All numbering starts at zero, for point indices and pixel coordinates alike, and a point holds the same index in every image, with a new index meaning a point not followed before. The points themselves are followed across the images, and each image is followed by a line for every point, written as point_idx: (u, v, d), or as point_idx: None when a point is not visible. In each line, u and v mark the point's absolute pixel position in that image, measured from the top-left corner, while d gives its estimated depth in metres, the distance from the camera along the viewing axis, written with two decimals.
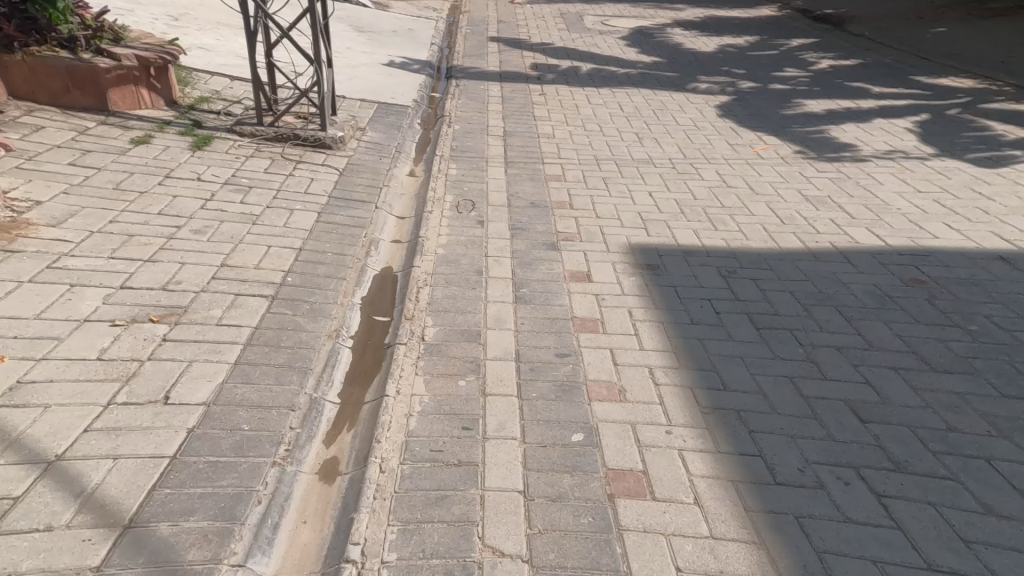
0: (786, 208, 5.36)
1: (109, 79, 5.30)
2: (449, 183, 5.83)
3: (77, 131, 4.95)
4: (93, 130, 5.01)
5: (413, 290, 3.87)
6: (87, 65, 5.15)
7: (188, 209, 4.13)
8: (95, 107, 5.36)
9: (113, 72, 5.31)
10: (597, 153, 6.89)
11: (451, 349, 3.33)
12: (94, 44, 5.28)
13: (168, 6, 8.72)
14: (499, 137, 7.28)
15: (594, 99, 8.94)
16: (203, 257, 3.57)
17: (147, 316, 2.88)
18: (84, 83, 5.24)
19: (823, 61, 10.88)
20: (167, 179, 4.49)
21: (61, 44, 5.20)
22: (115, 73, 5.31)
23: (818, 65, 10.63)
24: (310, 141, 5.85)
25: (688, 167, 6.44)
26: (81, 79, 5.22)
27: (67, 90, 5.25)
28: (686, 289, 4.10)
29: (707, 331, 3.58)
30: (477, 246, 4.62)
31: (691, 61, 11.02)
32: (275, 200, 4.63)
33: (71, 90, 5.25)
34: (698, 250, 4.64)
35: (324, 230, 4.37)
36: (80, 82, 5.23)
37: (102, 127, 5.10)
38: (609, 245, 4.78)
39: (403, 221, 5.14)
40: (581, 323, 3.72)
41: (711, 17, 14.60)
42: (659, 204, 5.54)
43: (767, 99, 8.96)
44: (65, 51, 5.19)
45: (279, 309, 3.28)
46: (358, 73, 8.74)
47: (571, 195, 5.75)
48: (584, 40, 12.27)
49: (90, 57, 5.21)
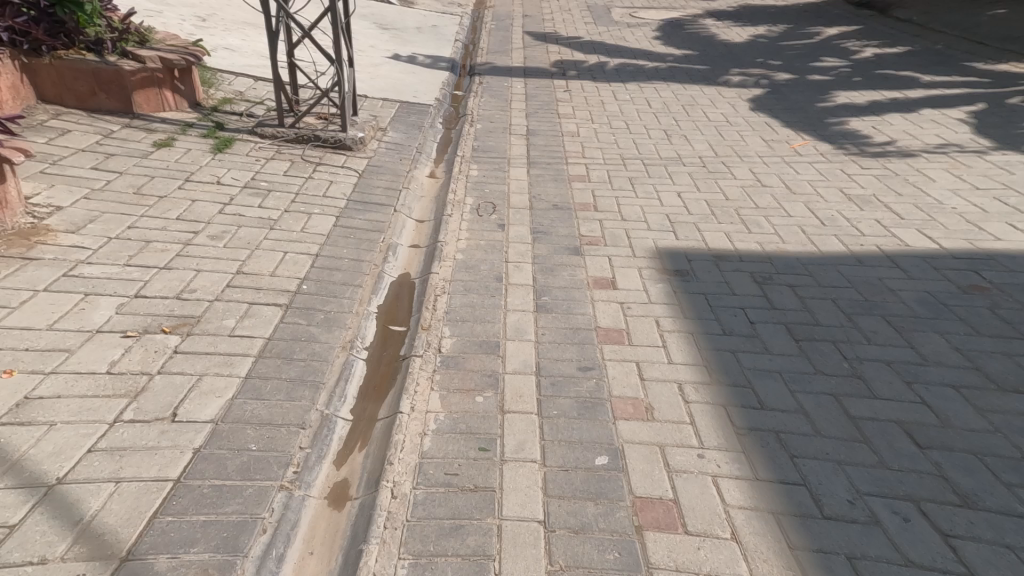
0: (827, 208, 5.06)
1: (134, 82, 5.33)
2: (470, 184, 5.71)
3: (102, 135, 4.98)
4: (117, 134, 5.04)
5: (431, 299, 3.77)
6: (112, 68, 5.20)
7: (207, 213, 4.09)
8: (120, 111, 5.41)
9: (138, 75, 5.33)
10: (623, 152, 6.66)
11: (468, 362, 3.21)
12: (120, 47, 5.32)
13: (196, 7, 8.80)
14: (522, 136, 7.12)
15: (620, 95, 8.68)
16: (219, 263, 3.52)
17: (159, 326, 2.83)
18: (110, 86, 5.28)
19: (866, 50, 10.34)
20: (187, 183, 4.46)
21: (89, 47, 5.25)
22: (139, 76, 5.34)
23: (861, 54, 10.12)
24: (331, 143, 5.79)
25: (720, 165, 6.16)
26: (107, 83, 5.27)
27: (94, 94, 5.29)
28: (716, 296, 3.87)
29: (741, 343, 3.34)
30: (497, 251, 4.48)
31: (723, 53, 10.63)
32: (293, 203, 4.57)
33: (98, 93, 5.30)
34: (729, 255, 4.40)
35: (342, 235, 4.30)
36: (106, 85, 5.27)
37: (126, 131, 5.12)
38: (635, 250, 4.58)
39: (422, 224, 5.03)
40: (605, 333, 3.54)
41: (744, 7, 14.09)
42: (689, 205, 5.29)
43: (804, 91, 8.55)
44: (92, 55, 5.24)
45: (293, 318, 3.23)
46: (380, 72, 8.68)
47: (595, 196, 5.55)
48: (612, 34, 11.97)
49: (116, 61, 5.26)
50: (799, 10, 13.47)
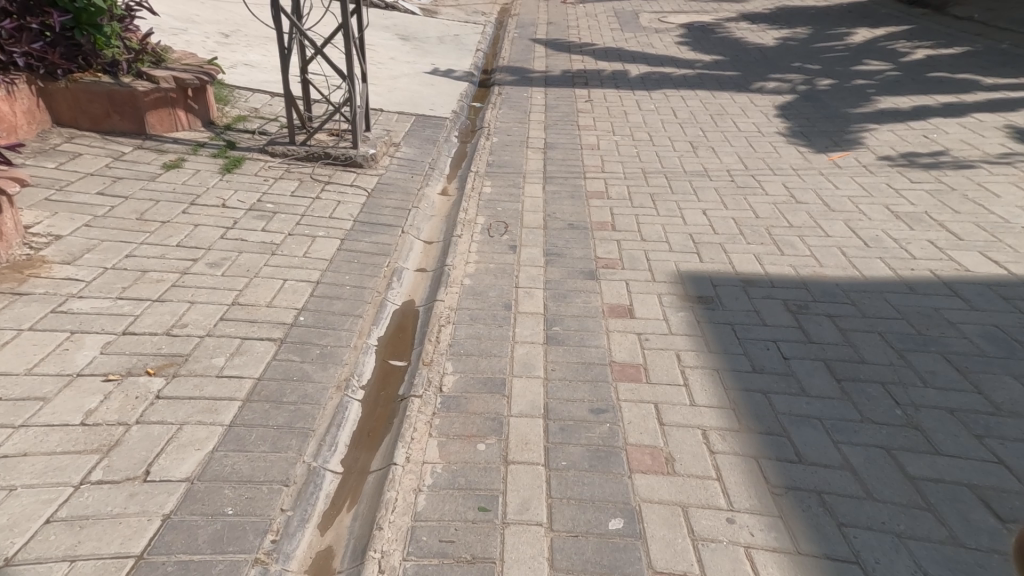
0: (870, 227, 4.71)
1: (148, 102, 5.28)
2: (483, 203, 5.50)
3: (113, 157, 4.93)
4: (128, 155, 4.99)
5: (435, 329, 3.60)
6: (127, 89, 5.15)
7: (209, 238, 3.97)
8: (134, 131, 5.33)
9: (151, 95, 5.28)
10: (644, 166, 6.38)
11: (471, 403, 2.99)
12: (135, 68, 5.29)
13: (220, 22, 8.85)
14: (540, 150, 6.90)
15: (644, 104, 8.40)
16: (216, 293, 3.38)
17: (142, 368, 2.71)
18: (124, 107, 5.22)
19: (917, 52, 9.85)
20: (192, 207, 4.35)
21: (105, 69, 5.21)
22: (153, 96, 5.29)
23: (911, 56, 9.63)
24: (341, 160, 5.66)
25: (749, 179, 5.83)
26: (121, 104, 5.21)
27: (109, 116, 5.25)
28: (744, 327, 3.56)
29: (774, 383, 3.03)
30: (506, 277, 4.26)
31: (757, 58, 10.24)
32: (298, 226, 4.43)
33: (111, 115, 5.25)
34: (756, 280, 4.09)
35: (345, 259, 4.14)
36: (119, 106, 5.22)
37: (138, 153, 5.07)
38: (655, 273, 4.30)
39: (430, 246, 4.85)
40: (620, 369, 3.27)
41: (778, 9, 13.66)
42: (714, 224, 4.98)
43: (848, 97, 8.15)
44: (107, 76, 5.19)
45: (287, 355, 3.08)
46: (399, 85, 8.57)
47: (614, 214, 5.29)
48: (638, 40, 11.68)
49: (131, 82, 5.22)
50: (841, 10, 12.95)
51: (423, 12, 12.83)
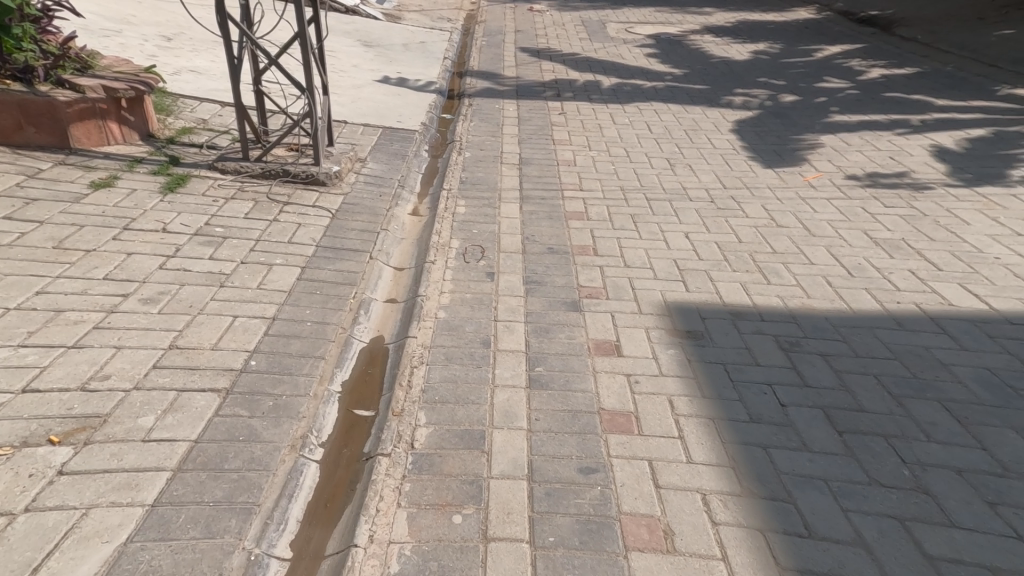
0: (852, 255, 4.59)
1: (71, 114, 4.83)
2: (456, 224, 5.19)
3: (27, 174, 4.53)
4: (48, 172, 4.60)
5: (405, 372, 3.26)
6: (43, 99, 4.68)
7: (146, 267, 3.72)
8: (54, 145, 4.90)
9: (75, 106, 4.83)
10: (622, 184, 6.18)
11: (444, 462, 2.65)
12: (54, 75, 4.84)
13: (162, 24, 8.38)
14: (513, 166, 6.63)
15: (618, 118, 8.25)
16: (151, 339, 3.06)
17: (45, 436, 2.37)
18: (40, 118, 4.76)
19: (873, 70, 10.06)
20: (125, 232, 4.06)
21: (15, 75, 4.71)
22: (77, 107, 4.84)
23: (868, 74, 9.82)
24: (302, 178, 5.28)
25: (727, 201, 5.67)
26: (36, 114, 4.74)
27: (21, 128, 4.75)
28: (738, 366, 3.33)
29: (773, 435, 2.80)
30: (486, 309, 3.96)
31: (725, 72, 10.26)
32: (251, 253, 4.12)
33: (25, 127, 4.76)
34: (746, 311, 3.88)
35: (306, 290, 3.86)
36: (35, 117, 4.74)
37: (59, 169, 4.66)
38: (640, 304, 4.06)
39: (400, 273, 4.55)
40: (610, 418, 2.99)
41: (743, 22, 13.84)
42: (697, 249, 4.77)
43: (814, 114, 8.17)
44: (19, 83, 4.71)
45: (233, 409, 2.70)
46: (363, 94, 8.21)
47: (595, 237, 5.03)
48: (608, 51, 11.59)
49: (48, 90, 4.75)
50: (800, 26, 13.22)
51: (386, 17, 12.49)
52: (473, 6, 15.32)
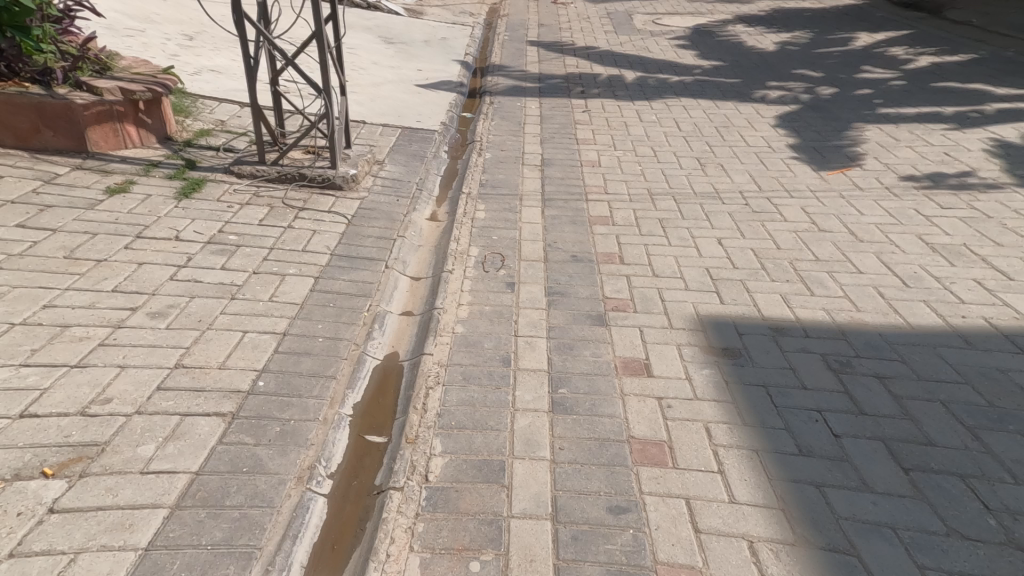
0: (906, 262, 4.22)
1: (88, 116, 4.74)
2: (476, 230, 5.00)
3: (43, 179, 4.45)
4: (64, 177, 4.51)
5: (421, 394, 3.09)
6: (61, 101, 4.61)
7: (155, 278, 3.57)
8: (71, 149, 4.80)
9: (92, 108, 4.75)
10: (650, 186, 5.91)
11: (460, 498, 2.45)
12: (72, 77, 4.78)
13: (185, 23, 8.38)
14: (536, 167, 6.39)
15: (645, 115, 7.93)
16: (157, 357, 2.91)
17: (39, 468, 2.25)
18: (57, 121, 4.67)
19: (920, 59, 9.48)
20: (137, 241, 3.93)
21: (34, 78, 4.69)
22: (94, 109, 4.75)
23: (915, 63, 9.23)
24: (317, 182, 5.15)
25: (764, 203, 5.33)
26: (53, 117, 4.66)
27: (39, 131, 4.68)
28: (780, 389, 3.04)
29: (827, 471, 2.54)
30: (506, 323, 3.79)
31: (758, 64, 9.81)
32: (264, 263, 3.98)
33: (43, 130, 4.69)
34: (787, 326, 3.59)
35: (318, 302, 3.71)
36: (52, 120, 4.66)
37: (75, 174, 4.57)
38: (671, 318, 3.81)
39: (416, 283, 4.38)
40: (641, 448, 2.75)
41: (778, 10, 13.29)
42: (732, 256, 4.50)
43: (856, 107, 7.69)
44: (38, 86, 4.67)
45: (237, 437, 2.54)
46: (382, 93, 8.06)
47: (621, 244, 4.81)
48: (635, 44, 11.22)
49: (66, 93, 4.69)
50: (840, 14, 12.61)
51: (407, 12, 12.33)
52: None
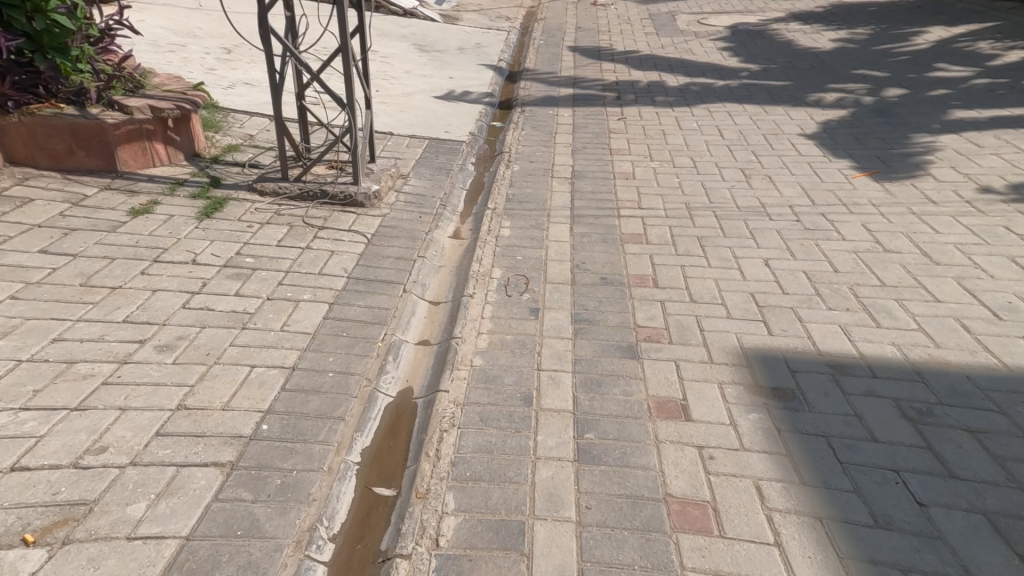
0: (996, 290, 4.02)
1: (118, 136, 4.65)
2: (500, 249, 4.79)
3: (71, 202, 4.31)
4: (91, 199, 4.36)
5: (434, 438, 2.85)
6: (93, 121, 4.53)
7: (167, 306, 3.35)
8: (102, 169, 4.71)
9: (122, 128, 4.65)
10: (688, 201, 5.58)
11: (473, 569, 2.22)
12: (105, 96, 4.69)
13: (225, 35, 8.45)
14: (566, 180, 6.10)
15: (686, 121, 7.56)
16: (160, 398, 2.73)
17: (20, 534, 2.11)
18: (88, 142, 4.58)
19: (1010, 53, 9.09)
20: (154, 265, 3.71)
21: (70, 99, 4.62)
22: (124, 128, 4.65)
23: (1003, 58, 8.90)
24: (339, 199, 4.97)
25: (818, 219, 5.10)
26: (85, 138, 4.57)
27: (72, 152, 4.60)
28: (845, 441, 2.70)
29: (914, 551, 2.22)
30: (527, 355, 3.56)
31: (813, 65, 9.28)
32: (279, 288, 3.78)
33: (75, 151, 4.60)
34: (848, 363, 3.29)
35: (331, 331, 3.50)
36: (84, 141, 4.57)
37: (103, 195, 4.43)
38: (711, 350, 3.55)
39: (435, 307, 4.16)
40: (680, 508, 2.43)
41: (837, 6, 12.74)
42: (781, 279, 4.28)
43: (930, 110, 7.33)
44: (72, 106, 4.60)
45: (234, 494, 2.36)
46: (411, 103, 7.91)
47: (654, 265, 4.61)
48: (677, 46, 10.80)
49: (98, 113, 4.62)
50: (910, 8, 12.03)
51: (444, 19, 12.23)
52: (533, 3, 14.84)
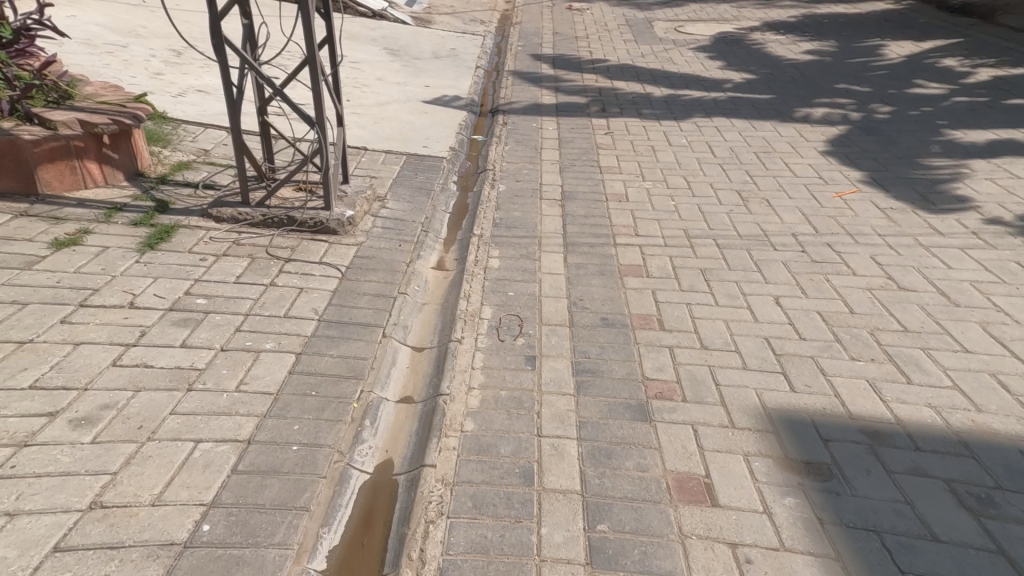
0: (1021, 337, 3.71)
1: (40, 154, 4.13)
2: (489, 284, 4.34)
3: None
4: (7, 227, 3.82)
5: (418, 536, 2.40)
6: (7, 137, 3.99)
7: (92, 365, 2.80)
8: (20, 191, 4.18)
9: (44, 144, 4.13)
10: (685, 227, 5.22)
11: None
12: (21, 107, 4.17)
13: (175, 36, 7.96)
14: (556, 202, 5.69)
15: (674, 137, 7.24)
16: (66, 495, 2.22)
17: None
18: (3, 160, 4.05)
19: (980, 70, 9.08)
20: (81, 310, 3.16)
21: None
22: (47, 145, 4.14)
23: (974, 76, 8.86)
24: (308, 226, 4.55)
25: (824, 250, 4.76)
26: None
27: None
28: (900, 539, 2.44)
29: None
30: (526, 418, 3.13)
31: (795, 78, 9.12)
32: (236, 335, 3.29)
33: None
34: (882, 428, 2.96)
35: (296, 391, 2.99)
36: None
37: (19, 222, 3.89)
38: (731, 412, 3.16)
39: (419, 353, 3.70)
40: None
41: (812, 15, 12.71)
42: (795, 322, 3.91)
43: (917, 129, 7.17)
44: None
45: None
46: (386, 114, 7.43)
47: (658, 303, 4.21)
48: (658, 56, 10.55)
49: (15, 127, 4.09)
50: (879, 20, 12.11)
51: (416, 21, 11.79)
52: (507, 6, 14.51)
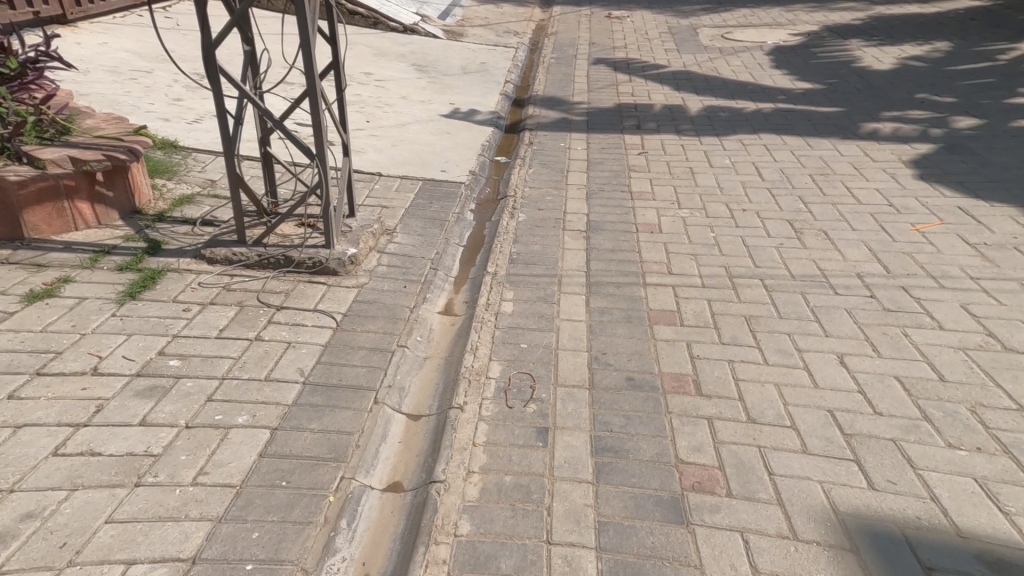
0: None
1: (27, 195, 3.91)
2: (499, 334, 3.82)
3: None
4: None
5: None
6: None
7: (28, 457, 2.51)
8: (7, 236, 3.97)
9: (32, 185, 3.91)
10: (727, 263, 4.58)
11: None
12: (13, 146, 3.95)
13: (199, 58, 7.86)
14: (580, 233, 5.14)
15: (717, 156, 6.59)
16: None
17: None
18: None
19: None
20: (35, 383, 2.87)
21: None
22: (34, 186, 3.91)
23: None
24: (307, 266, 4.12)
25: (900, 297, 4.07)
26: None
27: None
28: None
29: None
30: (534, 517, 2.60)
31: (858, 88, 8.32)
32: (207, 406, 2.89)
33: None
34: (1005, 556, 2.43)
35: (263, 482, 2.55)
36: None
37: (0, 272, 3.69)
38: (795, 515, 2.60)
39: (415, 423, 3.20)
40: None
41: (876, 17, 11.78)
42: (867, 391, 3.27)
43: (1013, 147, 6.32)
44: None
45: None
46: (405, 136, 7.05)
47: (693, 359, 3.59)
48: (700, 64, 9.87)
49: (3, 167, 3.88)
50: (960, 21, 11.10)
51: (446, 35, 11.48)
52: (545, 15, 14.11)
